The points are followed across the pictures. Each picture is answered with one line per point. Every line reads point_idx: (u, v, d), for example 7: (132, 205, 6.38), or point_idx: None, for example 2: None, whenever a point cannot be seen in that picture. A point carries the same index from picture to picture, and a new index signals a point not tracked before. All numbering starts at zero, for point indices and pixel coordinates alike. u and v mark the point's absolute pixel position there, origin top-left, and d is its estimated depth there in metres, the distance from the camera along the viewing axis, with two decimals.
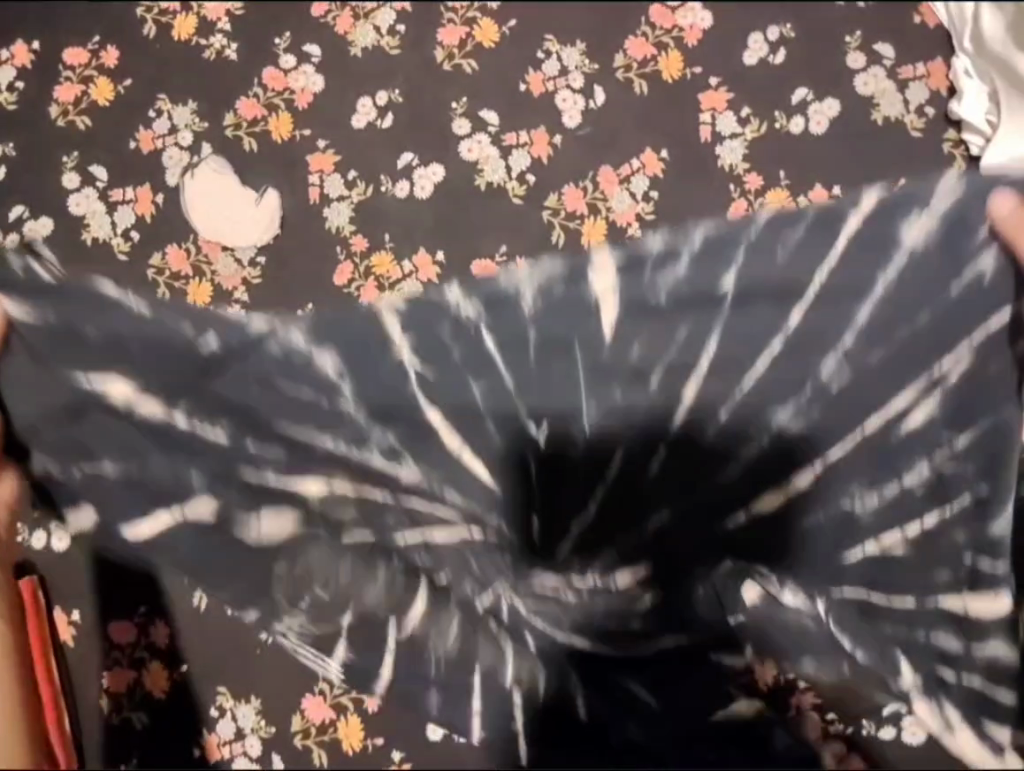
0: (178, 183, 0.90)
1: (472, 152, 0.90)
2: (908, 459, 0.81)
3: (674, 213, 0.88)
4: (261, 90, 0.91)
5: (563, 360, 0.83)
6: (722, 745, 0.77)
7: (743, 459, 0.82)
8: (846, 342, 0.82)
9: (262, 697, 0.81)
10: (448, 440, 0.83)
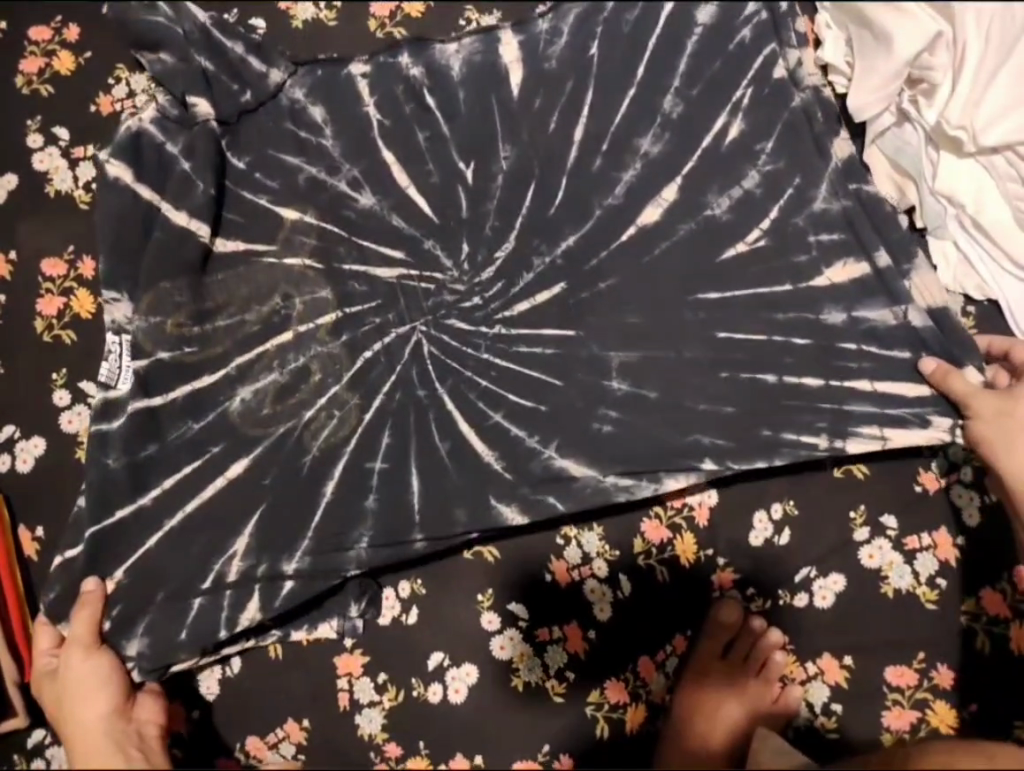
0: (117, 168, 0.94)
1: (433, 105, 1.00)
2: (744, 163, 0.97)
3: (602, 156, 0.98)
4: (199, 107, 0.96)
5: (488, 105, 1.00)
6: (641, 598, 0.88)
7: (625, 179, 0.97)
8: (677, 84, 1.00)
9: None
10: (399, 176, 0.97)
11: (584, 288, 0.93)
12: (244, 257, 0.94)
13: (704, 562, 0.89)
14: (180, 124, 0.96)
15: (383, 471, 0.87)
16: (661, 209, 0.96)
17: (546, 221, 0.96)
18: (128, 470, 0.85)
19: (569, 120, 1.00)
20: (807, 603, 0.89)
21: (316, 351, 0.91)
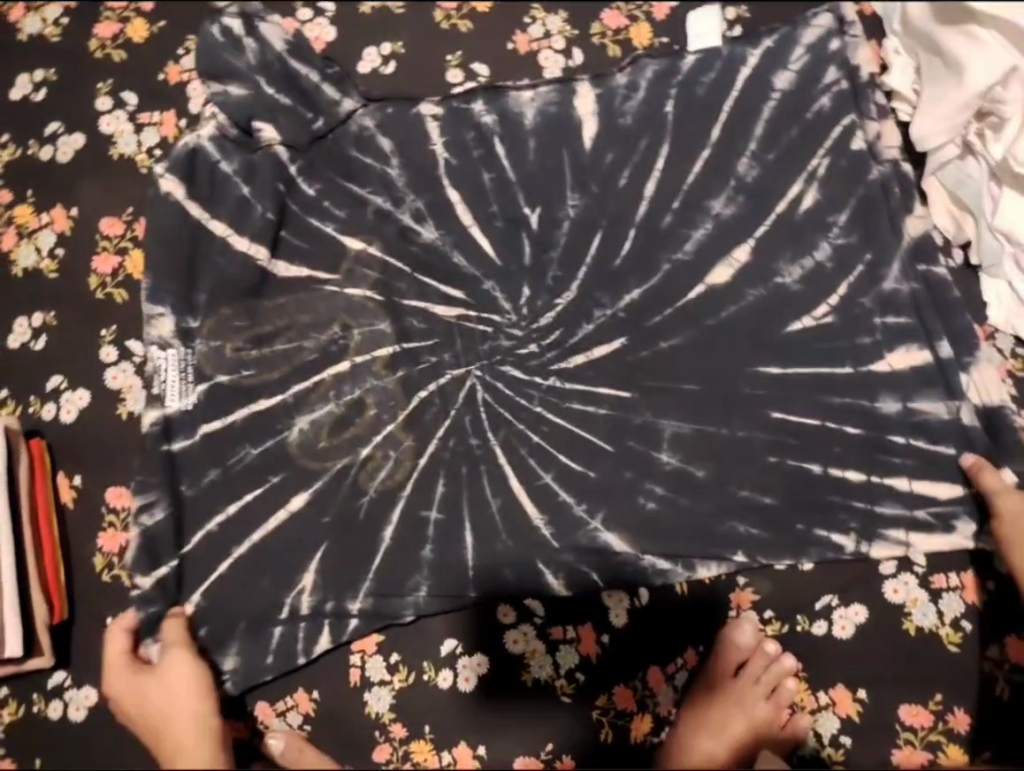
0: (185, 207, 0.95)
1: (503, 152, 0.95)
2: (814, 234, 0.94)
3: (656, 161, 0.96)
4: (264, 134, 0.96)
5: (558, 155, 0.95)
6: (659, 608, 0.88)
7: (694, 236, 0.94)
8: (752, 148, 0.96)
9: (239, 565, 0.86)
10: (462, 216, 0.94)
11: (642, 349, 0.92)
12: (307, 284, 0.94)
13: (723, 583, 0.89)
14: (248, 156, 0.97)
15: (437, 520, 0.87)
16: (716, 231, 0.95)
17: (610, 276, 0.94)
18: (190, 493, 0.87)
19: (641, 179, 0.95)
20: (825, 631, 0.88)
21: (360, 333, 0.93)
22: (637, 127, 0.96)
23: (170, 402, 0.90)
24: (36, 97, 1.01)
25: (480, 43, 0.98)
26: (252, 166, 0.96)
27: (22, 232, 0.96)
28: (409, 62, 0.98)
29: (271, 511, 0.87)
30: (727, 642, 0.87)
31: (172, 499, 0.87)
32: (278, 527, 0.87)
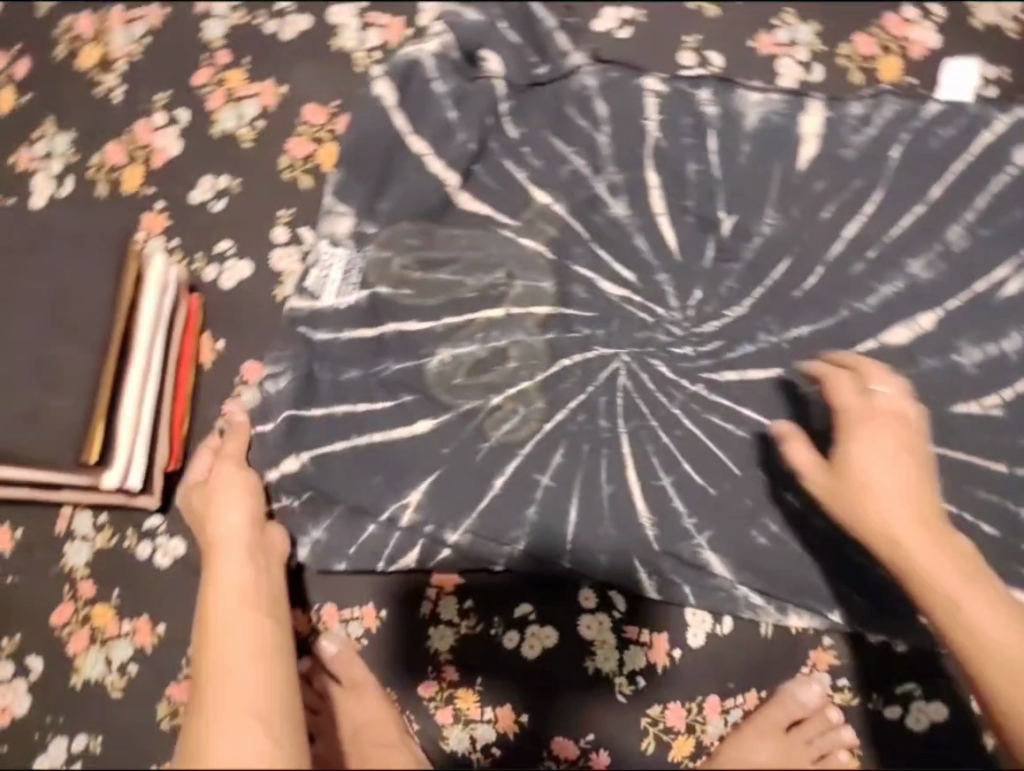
0: (389, 113, 0.95)
1: (714, 149, 0.92)
2: (1010, 323, 0.88)
3: (864, 203, 0.91)
4: (489, 63, 0.96)
5: (769, 169, 0.92)
6: (737, 641, 0.85)
7: (882, 291, 0.90)
8: (967, 218, 0.91)
9: (348, 469, 0.86)
10: (657, 201, 0.93)
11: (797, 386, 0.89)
12: (484, 223, 0.94)
13: (810, 636, 0.85)
14: (462, 83, 0.96)
15: (548, 485, 0.86)
16: (907, 294, 0.90)
17: (784, 304, 0.91)
18: (317, 390, 0.88)
19: (846, 217, 0.91)
20: (897, 716, 0.82)
21: (518, 284, 0.92)
22: (858, 160, 0.92)
23: (326, 300, 0.90)
24: None
25: (723, 32, 0.96)
26: (464, 92, 0.95)
27: (230, 95, 0.98)
28: (648, 31, 0.97)
29: (389, 428, 0.88)
30: (784, 694, 0.83)
31: (301, 371, 0.88)
32: (393, 446, 0.87)
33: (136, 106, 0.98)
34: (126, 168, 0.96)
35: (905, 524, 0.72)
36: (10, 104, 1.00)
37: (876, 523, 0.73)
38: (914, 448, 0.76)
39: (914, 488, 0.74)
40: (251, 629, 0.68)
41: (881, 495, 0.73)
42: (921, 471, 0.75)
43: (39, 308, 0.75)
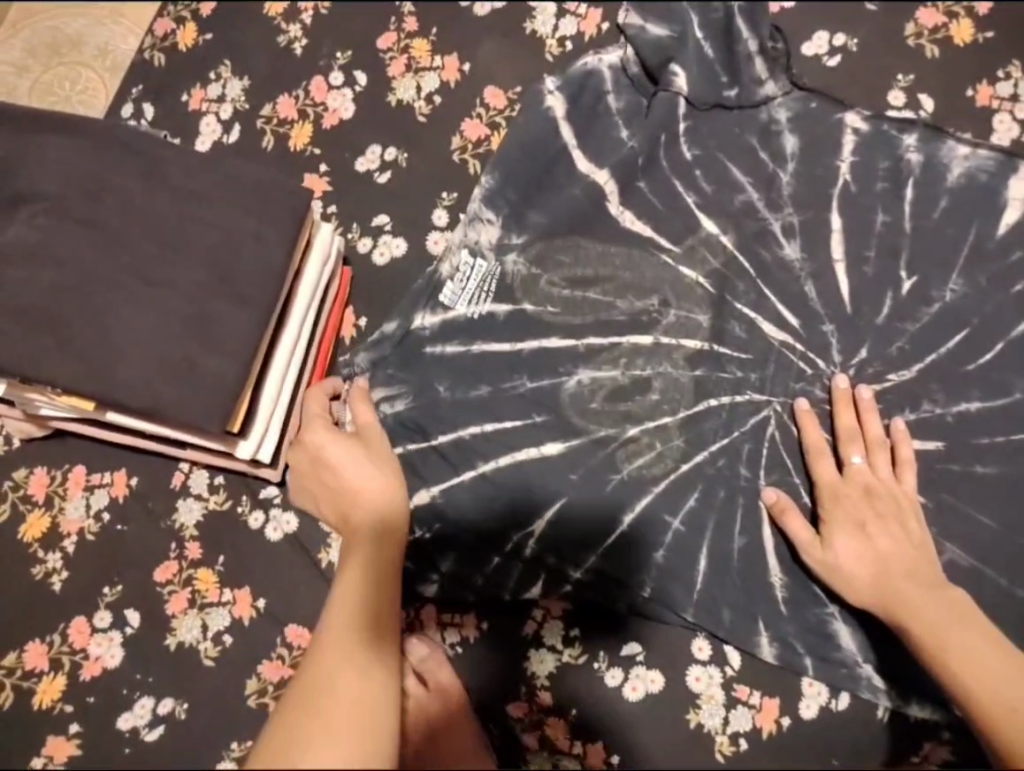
0: (559, 125, 0.91)
1: (908, 198, 0.88)
2: None
3: None
4: (677, 79, 0.90)
5: (964, 229, 0.87)
6: (849, 723, 0.80)
7: None
8: None
9: (472, 483, 0.84)
10: (835, 246, 0.88)
11: (956, 462, 0.83)
12: (644, 244, 0.89)
13: (931, 728, 0.79)
14: (638, 95, 0.91)
15: (676, 530, 0.83)
16: None
17: (955, 376, 0.85)
18: (454, 396, 0.86)
19: None
20: None
21: (673, 310, 0.88)
22: None
23: (466, 309, 0.88)
24: None
25: (939, 74, 0.91)
26: (632, 108, 0.91)
27: (411, 65, 0.95)
28: (859, 61, 0.92)
29: (519, 447, 0.85)
30: None
31: (425, 392, 0.86)
32: (521, 465, 0.84)
33: (316, 62, 0.96)
34: (294, 124, 0.94)
35: (883, 584, 0.76)
36: (191, 38, 0.97)
37: (865, 588, 0.77)
38: (885, 512, 0.79)
39: (893, 543, 0.78)
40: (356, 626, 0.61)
41: (858, 561, 0.78)
42: (885, 533, 0.78)
43: (206, 262, 0.72)
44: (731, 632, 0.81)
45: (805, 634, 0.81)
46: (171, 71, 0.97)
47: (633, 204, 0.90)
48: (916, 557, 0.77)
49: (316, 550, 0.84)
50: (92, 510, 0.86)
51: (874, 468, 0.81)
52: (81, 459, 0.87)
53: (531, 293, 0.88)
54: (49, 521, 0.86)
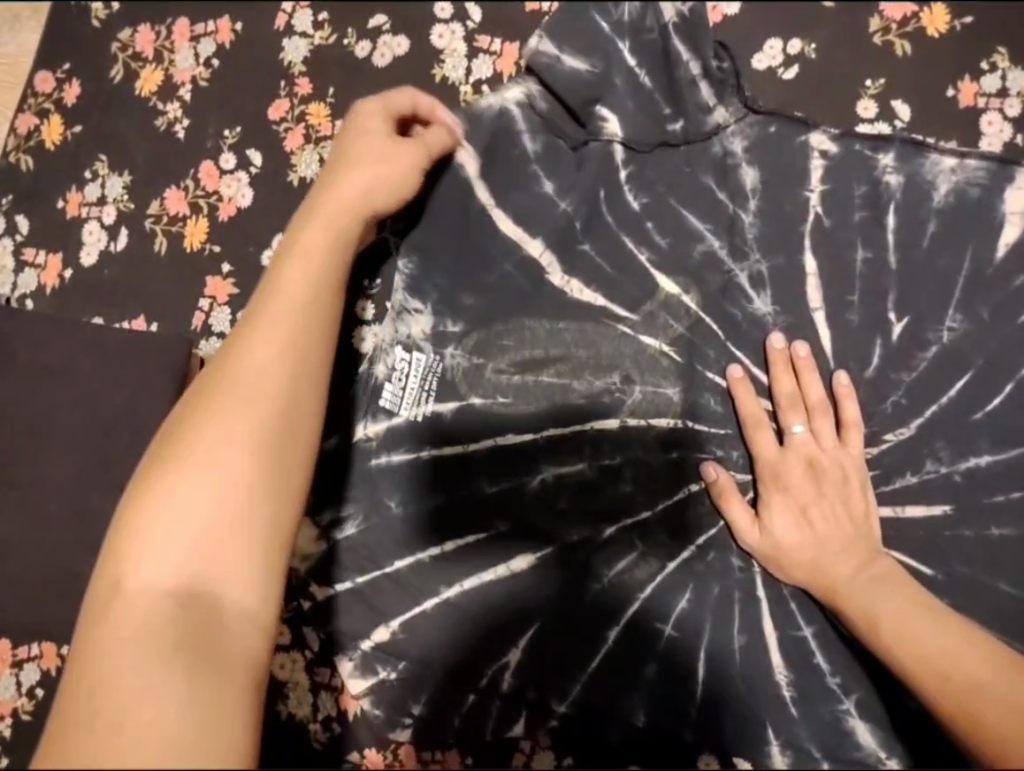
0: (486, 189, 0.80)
1: (891, 226, 0.77)
2: None
3: None
4: (609, 125, 0.80)
5: (957, 256, 0.76)
6: None
7: None
8: None
9: (435, 613, 0.75)
10: (812, 294, 0.77)
11: (966, 529, 0.74)
12: (597, 315, 0.79)
13: None
14: (563, 146, 0.80)
15: (669, 637, 0.75)
16: None
17: (960, 427, 0.75)
18: (406, 518, 0.77)
19: None
20: None
21: (638, 386, 0.78)
22: None
23: (403, 412, 0.79)
24: None
25: (911, 75, 0.80)
26: (557, 156, 0.80)
27: (310, 135, 0.83)
28: (818, 69, 0.81)
29: (485, 568, 0.76)
30: None
31: (375, 511, 0.77)
32: (485, 589, 0.75)
33: (203, 144, 0.84)
34: (187, 220, 0.83)
35: (832, 565, 0.72)
36: (58, 133, 0.86)
37: (808, 572, 0.73)
38: (828, 488, 0.74)
39: (838, 522, 0.73)
40: (162, 628, 0.45)
41: (799, 543, 0.73)
42: (828, 510, 0.73)
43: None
44: (738, 744, 0.74)
45: (821, 737, 0.74)
46: (42, 175, 0.85)
47: (580, 269, 0.79)
48: (857, 533, 0.72)
49: (275, 703, 0.78)
50: (25, 687, 0.78)
51: (818, 437, 0.75)
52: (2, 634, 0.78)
53: (476, 388, 0.78)
54: None
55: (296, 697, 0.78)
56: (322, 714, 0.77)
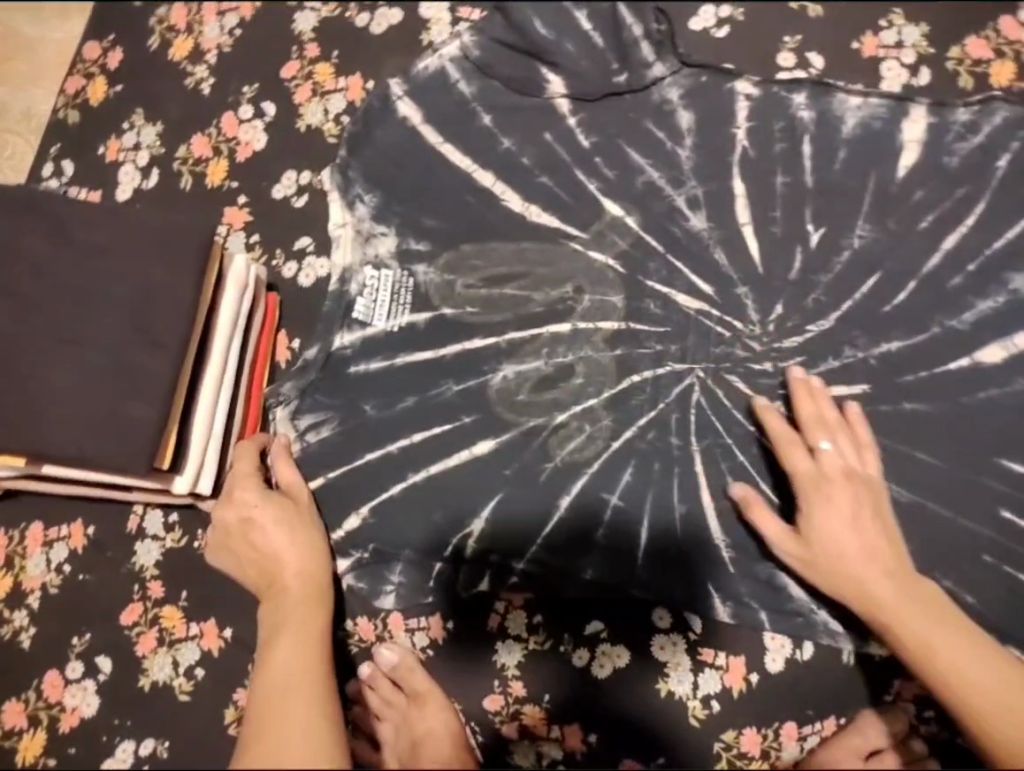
0: (461, 131, 0.95)
1: (807, 153, 0.91)
2: None
3: (962, 212, 0.88)
4: (552, 85, 0.95)
5: (865, 177, 0.90)
6: (812, 672, 0.82)
7: (981, 307, 0.86)
8: None
9: (404, 494, 0.86)
10: (741, 210, 0.90)
11: (884, 404, 0.85)
12: (553, 236, 0.91)
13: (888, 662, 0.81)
14: (497, 86, 0.96)
15: (617, 505, 0.84)
16: (1014, 310, 0.86)
17: (872, 319, 0.87)
18: (381, 420, 0.88)
19: (945, 229, 0.88)
20: None
21: (589, 290, 0.90)
22: (960, 167, 0.89)
23: (377, 324, 0.90)
24: None
25: (824, 33, 0.96)
26: (490, 96, 0.95)
27: (316, 90, 0.98)
28: (746, 31, 0.97)
29: (462, 448, 0.86)
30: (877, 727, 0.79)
31: (352, 414, 0.88)
32: (460, 468, 0.86)
33: (223, 99, 0.98)
34: (210, 161, 0.96)
35: (873, 579, 0.75)
36: (102, 93, 1.01)
37: (865, 596, 0.76)
38: (861, 504, 0.78)
39: (873, 535, 0.77)
40: None
41: (843, 550, 0.77)
42: (872, 525, 0.77)
43: None
44: (687, 602, 0.82)
45: (756, 594, 0.82)
46: (86, 128, 0.99)
47: (542, 196, 0.92)
48: (888, 545, 0.77)
49: None
50: (53, 564, 0.89)
51: (843, 452, 0.80)
52: (37, 517, 0.91)
53: (449, 299, 0.90)
54: (12, 580, 0.90)
55: None
56: None
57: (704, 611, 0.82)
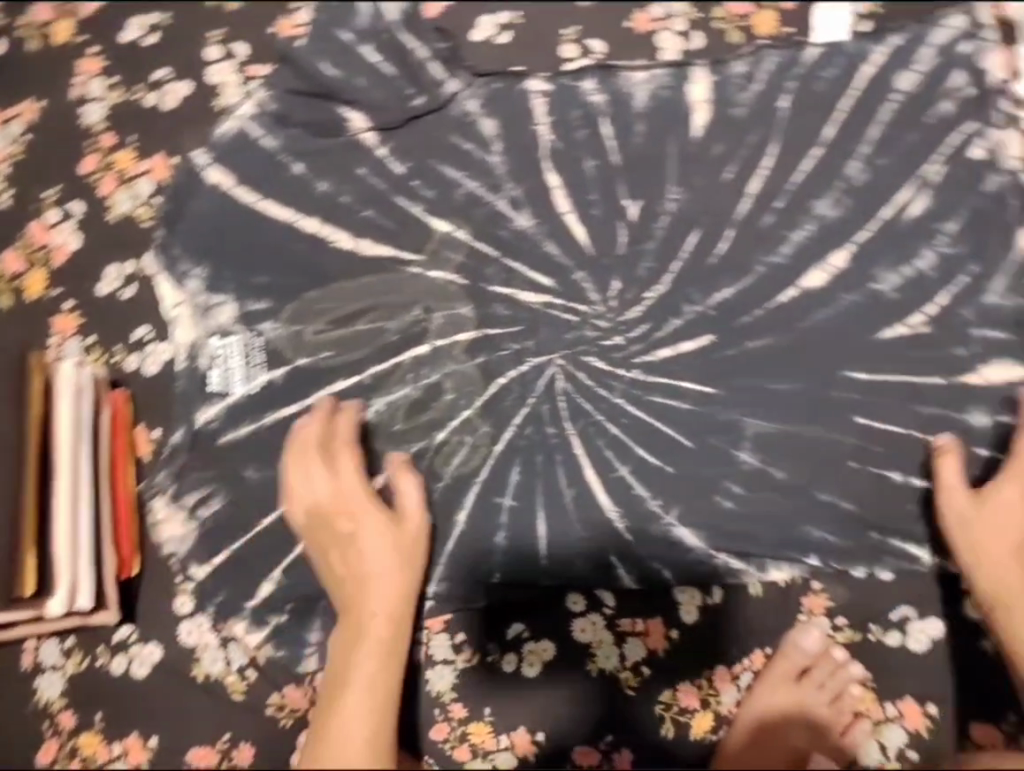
0: (276, 187, 0.95)
1: (606, 134, 0.95)
2: (919, 240, 0.92)
3: (756, 156, 0.95)
4: (354, 123, 0.97)
5: (663, 145, 0.95)
6: (726, 612, 0.86)
7: (793, 238, 0.92)
8: (862, 151, 0.94)
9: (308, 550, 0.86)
10: (559, 200, 0.94)
11: (730, 348, 0.90)
12: (388, 265, 0.93)
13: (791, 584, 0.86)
14: (301, 135, 0.97)
15: (510, 507, 0.86)
16: (822, 233, 0.92)
17: (701, 272, 0.92)
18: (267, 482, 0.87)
19: (745, 175, 0.94)
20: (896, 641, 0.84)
21: (435, 309, 0.92)
22: (744, 115, 0.96)
23: (238, 389, 0.90)
24: (147, 42, 1.02)
25: (598, 20, 1.02)
26: (297, 146, 0.96)
27: (121, 178, 0.97)
28: (527, 32, 1.02)
29: None
30: (790, 643, 0.85)
31: (236, 485, 0.87)
32: None
33: (27, 208, 0.96)
34: (26, 274, 0.93)
35: (1004, 552, 0.81)
36: None
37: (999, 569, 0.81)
38: None
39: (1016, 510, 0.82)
40: None
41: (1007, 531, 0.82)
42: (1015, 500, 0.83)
43: None
44: (597, 580, 0.85)
45: (657, 554, 0.86)
46: None
47: (369, 231, 0.94)
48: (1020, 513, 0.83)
49: (190, 668, 0.84)
50: None
51: None
52: None
53: (305, 347, 0.91)
54: None
55: (208, 657, 0.84)
56: (235, 666, 0.84)
57: (614, 584, 0.85)
